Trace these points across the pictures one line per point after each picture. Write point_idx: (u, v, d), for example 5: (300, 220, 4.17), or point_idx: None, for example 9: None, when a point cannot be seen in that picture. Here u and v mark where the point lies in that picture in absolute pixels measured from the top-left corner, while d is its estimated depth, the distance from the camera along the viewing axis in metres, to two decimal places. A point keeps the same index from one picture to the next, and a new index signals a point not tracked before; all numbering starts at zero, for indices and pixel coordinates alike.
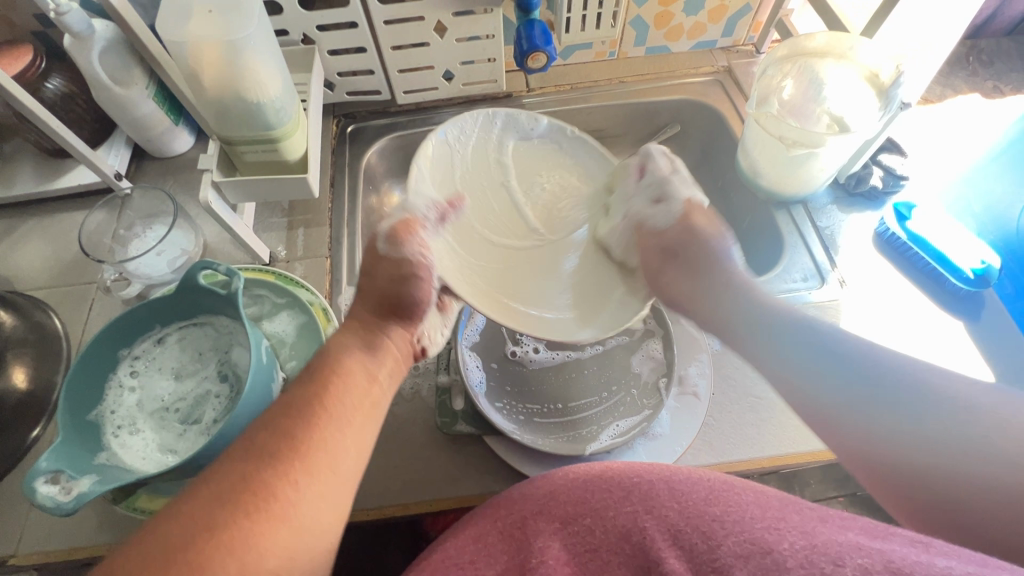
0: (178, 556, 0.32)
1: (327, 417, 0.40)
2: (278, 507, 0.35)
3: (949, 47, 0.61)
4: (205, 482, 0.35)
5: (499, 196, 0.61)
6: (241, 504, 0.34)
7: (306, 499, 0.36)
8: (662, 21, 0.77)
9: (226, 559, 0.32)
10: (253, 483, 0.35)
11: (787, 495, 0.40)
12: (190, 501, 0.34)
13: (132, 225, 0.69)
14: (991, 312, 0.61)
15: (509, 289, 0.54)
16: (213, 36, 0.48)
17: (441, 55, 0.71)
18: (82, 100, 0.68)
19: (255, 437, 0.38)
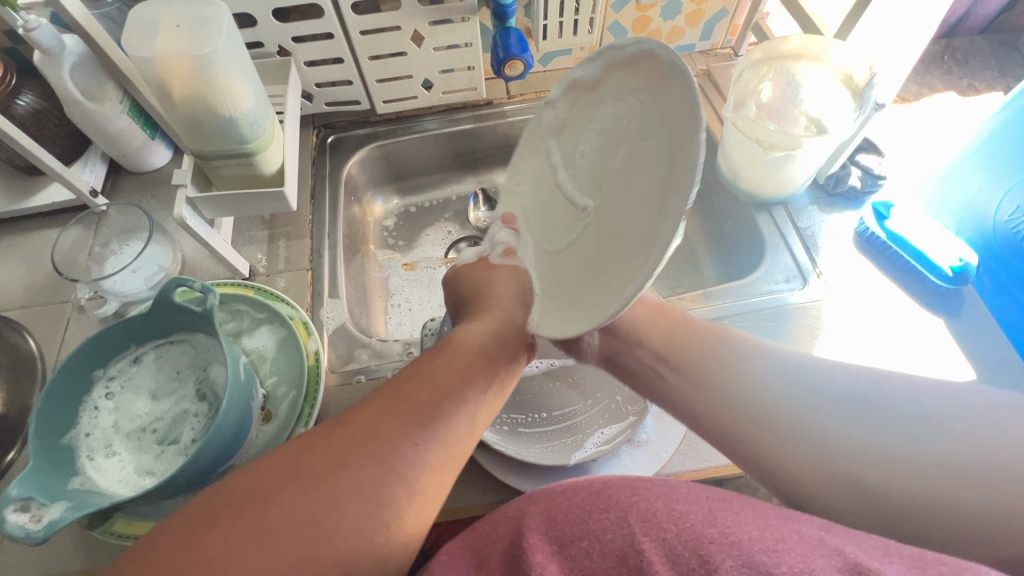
0: (312, 484, 0.34)
1: (457, 394, 0.41)
2: (404, 463, 0.36)
3: (910, 62, 0.62)
4: (343, 430, 0.37)
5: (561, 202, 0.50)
6: (370, 451, 0.36)
7: (427, 460, 0.37)
8: (640, 26, 0.77)
9: (347, 504, 0.34)
10: (383, 438, 0.37)
11: (789, 519, 0.36)
12: (328, 446, 0.36)
13: (109, 242, 0.67)
14: (970, 308, 0.62)
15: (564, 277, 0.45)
16: (184, 51, 0.48)
17: (419, 64, 0.71)
18: (54, 116, 0.67)
19: (391, 390, 0.40)
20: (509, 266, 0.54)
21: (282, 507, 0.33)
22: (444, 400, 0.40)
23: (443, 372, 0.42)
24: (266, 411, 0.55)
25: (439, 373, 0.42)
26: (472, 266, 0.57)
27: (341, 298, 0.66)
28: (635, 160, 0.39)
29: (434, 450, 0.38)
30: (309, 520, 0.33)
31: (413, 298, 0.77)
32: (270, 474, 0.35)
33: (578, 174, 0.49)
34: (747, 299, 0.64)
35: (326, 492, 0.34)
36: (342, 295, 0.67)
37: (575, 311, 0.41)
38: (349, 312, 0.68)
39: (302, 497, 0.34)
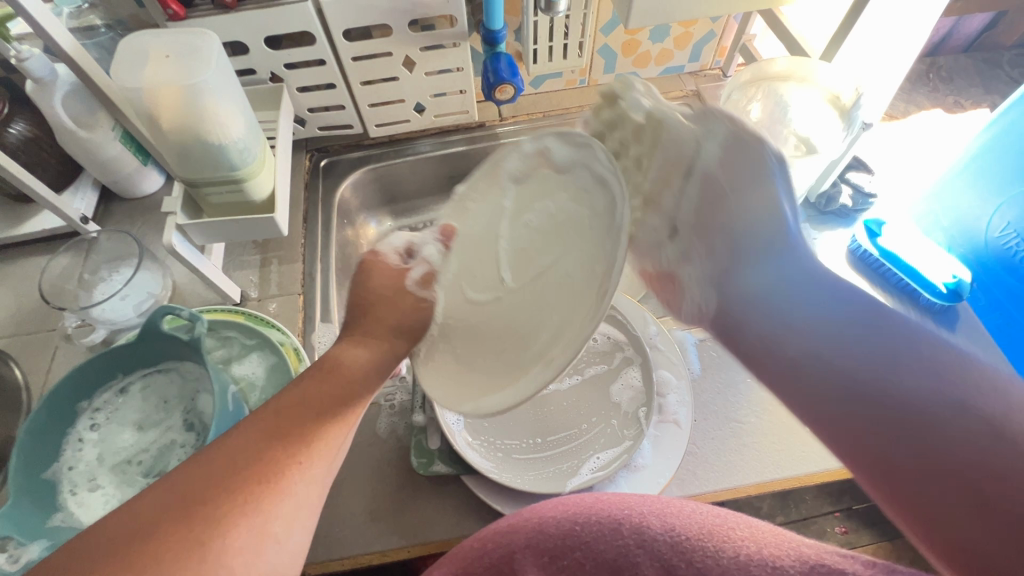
0: (197, 508, 0.30)
1: (338, 414, 0.38)
2: (285, 484, 0.33)
3: (895, 86, 0.63)
4: (220, 453, 0.33)
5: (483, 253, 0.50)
6: (252, 474, 0.32)
7: (311, 483, 0.34)
8: (629, 49, 0.78)
9: (237, 525, 0.30)
10: (262, 461, 0.33)
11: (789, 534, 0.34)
12: (208, 469, 0.32)
13: (98, 269, 0.67)
14: (965, 323, 0.62)
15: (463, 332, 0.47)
16: (173, 80, 0.48)
17: (412, 89, 0.71)
18: (47, 144, 0.67)
19: (272, 410, 0.36)
20: (416, 296, 0.49)
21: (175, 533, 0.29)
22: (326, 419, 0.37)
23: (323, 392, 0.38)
24: None
25: (312, 394, 0.38)
26: (385, 271, 0.51)
27: (333, 322, 0.66)
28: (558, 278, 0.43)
29: (320, 467, 0.35)
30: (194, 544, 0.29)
31: None
32: (149, 503, 0.30)
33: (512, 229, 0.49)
34: None
35: (210, 520, 0.30)
36: (334, 319, 0.66)
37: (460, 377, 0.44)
38: (342, 336, 0.67)
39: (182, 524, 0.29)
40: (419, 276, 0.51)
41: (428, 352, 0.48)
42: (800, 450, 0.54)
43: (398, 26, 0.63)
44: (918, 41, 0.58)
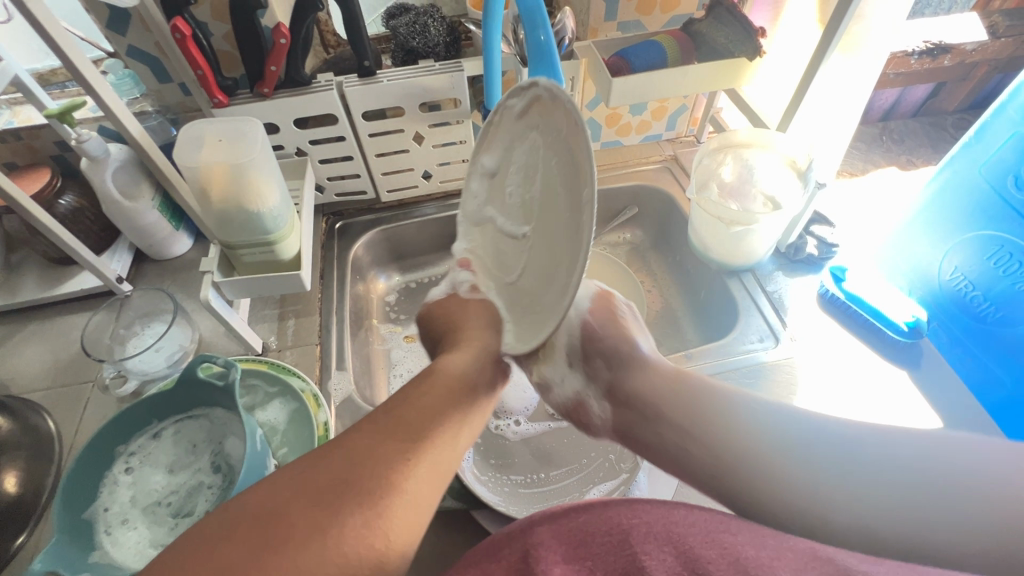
0: (322, 497, 0.36)
1: (442, 418, 0.44)
2: (403, 480, 0.38)
3: (840, 158, 0.71)
4: (341, 454, 0.39)
5: (510, 247, 0.55)
6: (369, 468, 0.38)
7: (418, 477, 0.39)
8: (612, 120, 0.88)
9: (355, 510, 0.36)
10: (378, 455, 0.39)
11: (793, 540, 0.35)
12: (333, 456, 0.39)
13: (131, 324, 0.72)
14: (928, 359, 0.68)
15: (523, 298, 0.51)
16: (223, 160, 0.56)
17: (421, 159, 0.80)
18: (91, 212, 0.74)
19: (384, 419, 0.42)
20: (476, 300, 0.58)
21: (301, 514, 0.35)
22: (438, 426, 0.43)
23: (423, 398, 0.45)
24: None
25: (422, 407, 0.44)
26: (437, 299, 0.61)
27: (348, 370, 0.71)
28: (551, 206, 0.46)
29: (426, 469, 0.40)
30: (314, 532, 0.34)
31: (415, 368, 0.81)
32: (276, 492, 0.36)
33: (511, 210, 0.54)
34: (726, 358, 0.70)
35: (332, 505, 0.35)
36: (348, 366, 0.71)
37: (537, 320, 0.47)
38: (355, 383, 0.72)
39: (312, 510, 0.35)
40: (466, 287, 0.60)
41: (512, 336, 0.52)
42: None
43: (411, 107, 0.72)
44: (851, 122, 0.67)
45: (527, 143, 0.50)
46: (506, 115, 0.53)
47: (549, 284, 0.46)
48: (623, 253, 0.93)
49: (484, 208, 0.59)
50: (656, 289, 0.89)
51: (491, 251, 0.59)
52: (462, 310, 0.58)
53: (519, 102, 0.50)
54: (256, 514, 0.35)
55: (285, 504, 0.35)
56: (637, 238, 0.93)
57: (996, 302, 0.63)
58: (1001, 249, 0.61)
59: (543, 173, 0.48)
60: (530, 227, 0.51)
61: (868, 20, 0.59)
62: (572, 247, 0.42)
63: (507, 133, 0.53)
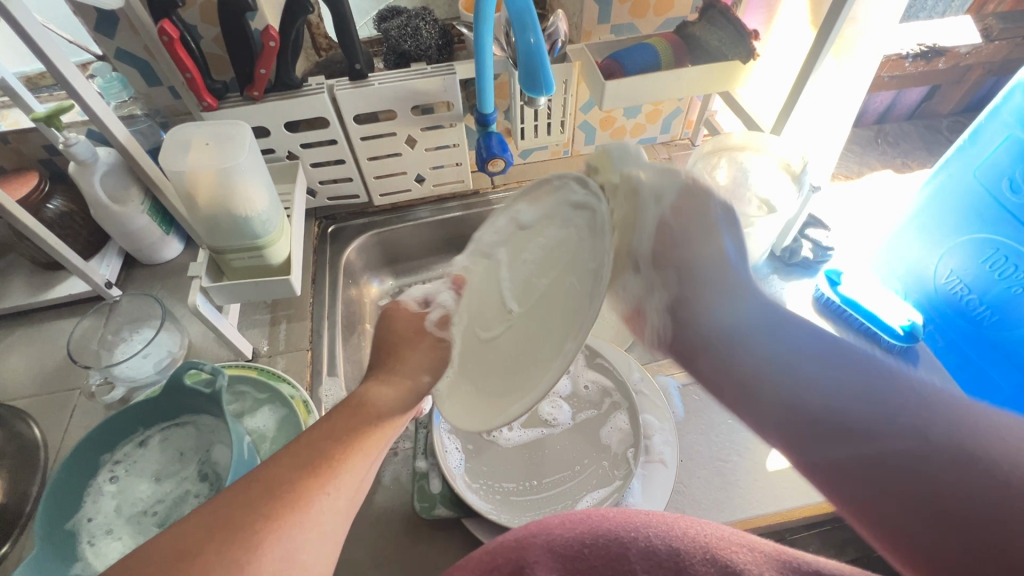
0: (238, 532, 0.33)
1: (361, 445, 0.41)
2: (314, 510, 0.36)
3: (833, 162, 0.72)
4: (260, 481, 0.36)
5: (492, 302, 0.53)
6: (284, 497, 0.35)
7: (334, 509, 0.37)
8: (607, 123, 0.88)
9: (272, 543, 0.33)
10: (297, 488, 0.36)
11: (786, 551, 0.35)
12: (249, 492, 0.35)
13: (119, 330, 0.71)
14: (925, 363, 0.66)
15: (479, 364, 0.50)
16: (209, 164, 0.55)
17: (414, 162, 0.79)
18: (80, 217, 0.73)
19: (300, 446, 0.40)
20: (434, 338, 0.53)
21: (217, 549, 0.32)
22: (354, 449, 0.41)
23: (351, 431, 0.42)
24: None
25: (343, 433, 0.41)
26: (406, 314, 0.56)
27: (339, 376, 0.70)
28: (551, 306, 0.46)
29: (342, 498, 0.38)
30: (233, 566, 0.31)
31: None
32: (191, 525, 0.33)
33: (515, 274, 0.52)
34: None
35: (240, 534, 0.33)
36: (339, 372, 0.70)
37: (485, 404, 0.46)
38: (347, 389, 0.71)
39: (222, 545, 0.32)
40: (436, 318, 0.55)
41: (448, 387, 0.51)
42: (781, 486, 0.58)
43: (402, 111, 0.71)
44: (845, 124, 0.68)
45: (562, 234, 0.48)
46: (550, 193, 0.50)
47: (515, 378, 0.45)
48: None
49: (495, 248, 0.55)
50: None
51: (481, 288, 0.55)
52: (416, 342, 0.53)
53: (577, 194, 0.47)
54: (169, 551, 0.31)
55: (201, 538, 0.32)
56: None
57: (992, 306, 0.62)
58: (996, 253, 0.61)
59: (563, 265, 0.47)
60: (522, 309, 0.49)
61: (860, 25, 0.59)
62: (548, 362, 0.42)
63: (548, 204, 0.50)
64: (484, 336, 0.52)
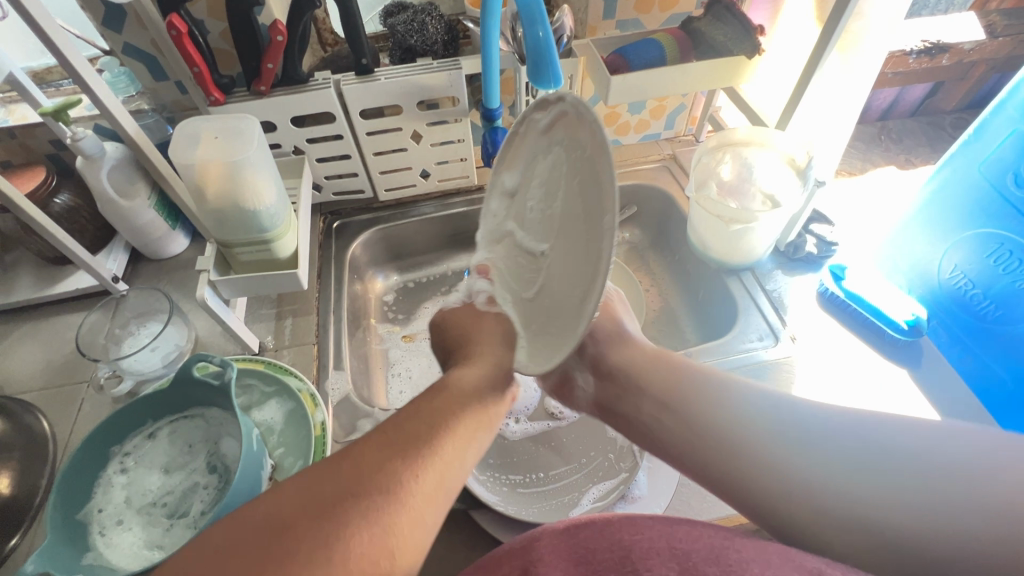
0: (335, 509, 0.32)
1: (449, 427, 0.40)
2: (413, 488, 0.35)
3: (837, 157, 0.72)
4: (349, 459, 0.35)
5: (530, 263, 0.53)
6: (374, 482, 0.34)
7: (433, 489, 0.36)
8: (611, 120, 0.88)
9: (364, 525, 0.32)
10: (390, 466, 0.35)
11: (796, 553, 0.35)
12: (345, 466, 0.35)
13: (126, 324, 0.72)
14: (928, 358, 0.68)
15: (539, 314, 0.49)
16: (217, 157, 0.56)
17: (419, 158, 0.80)
18: (87, 212, 0.74)
19: (390, 426, 0.38)
20: (493, 313, 0.55)
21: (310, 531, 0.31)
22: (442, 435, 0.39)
23: (437, 411, 0.41)
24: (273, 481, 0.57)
25: (432, 414, 0.41)
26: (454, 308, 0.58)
27: (345, 369, 0.70)
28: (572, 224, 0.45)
29: (434, 479, 0.36)
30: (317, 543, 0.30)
31: (413, 367, 0.81)
32: (287, 498, 0.33)
33: (533, 226, 0.52)
34: (726, 357, 0.69)
35: (337, 516, 0.32)
36: (346, 366, 0.71)
37: (554, 336, 0.44)
38: (353, 383, 0.71)
39: (317, 524, 0.31)
40: (482, 299, 0.57)
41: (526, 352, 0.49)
42: None
43: (408, 106, 0.72)
44: (849, 121, 0.67)
45: (552, 158, 0.49)
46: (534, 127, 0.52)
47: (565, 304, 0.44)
48: (623, 252, 0.92)
49: (505, 222, 0.58)
50: (655, 288, 0.88)
51: (508, 265, 0.57)
52: (476, 323, 0.54)
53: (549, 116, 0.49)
54: (266, 527, 0.31)
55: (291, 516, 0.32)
56: (636, 238, 0.93)
57: (995, 300, 0.63)
58: (1001, 247, 0.61)
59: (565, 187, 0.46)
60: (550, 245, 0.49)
61: (867, 19, 0.59)
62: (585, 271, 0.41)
63: (529, 154, 0.53)
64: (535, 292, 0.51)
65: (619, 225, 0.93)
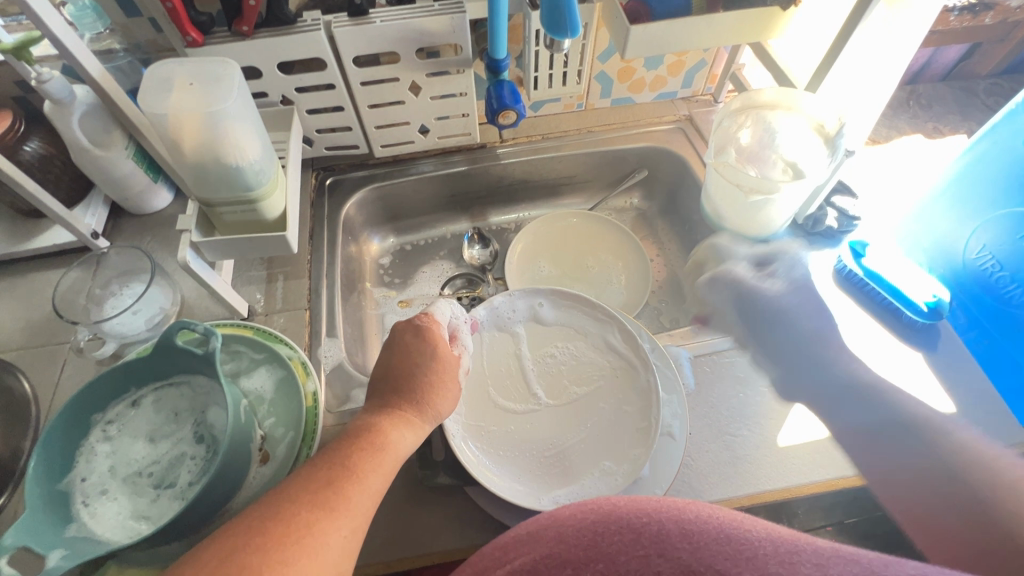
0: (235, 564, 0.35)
1: (357, 472, 0.44)
2: (320, 537, 0.39)
3: (869, 124, 0.68)
4: (275, 517, 0.39)
5: (516, 374, 0.63)
6: (268, 534, 0.37)
7: (339, 540, 0.39)
8: (625, 75, 0.82)
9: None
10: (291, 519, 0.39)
11: (800, 534, 0.36)
12: (244, 528, 0.38)
13: (108, 283, 0.68)
14: (945, 341, 0.65)
15: (498, 421, 0.60)
16: (192, 107, 0.50)
17: (417, 111, 0.74)
18: (60, 161, 0.68)
19: (315, 479, 0.42)
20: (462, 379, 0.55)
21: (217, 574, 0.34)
22: (346, 484, 0.42)
23: (351, 465, 0.44)
24: (264, 453, 0.55)
25: (349, 456, 0.44)
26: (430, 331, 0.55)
27: (338, 337, 0.68)
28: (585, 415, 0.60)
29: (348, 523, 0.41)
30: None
31: None
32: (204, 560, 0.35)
33: (541, 364, 0.64)
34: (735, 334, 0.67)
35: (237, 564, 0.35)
36: (339, 333, 0.68)
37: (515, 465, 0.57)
38: (346, 350, 0.69)
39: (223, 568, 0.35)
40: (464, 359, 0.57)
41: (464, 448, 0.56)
42: (791, 463, 0.57)
43: (406, 53, 0.65)
44: (887, 86, 0.62)
45: (581, 347, 0.64)
46: (582, 311, 0.66)
47: (526, 460, 0.57)
48: (629, 220, 0.89)
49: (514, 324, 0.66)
50: (663, 258, 0.86)
51: (498, 361, 0.64)
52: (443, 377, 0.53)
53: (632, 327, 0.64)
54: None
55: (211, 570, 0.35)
56: (644, 205, 0.89)
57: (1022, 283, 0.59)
58: None
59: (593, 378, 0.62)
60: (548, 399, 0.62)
61: None
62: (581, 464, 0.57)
63: (575, 325, 0.66)
64: (502, 401, 0.61)
65: (628, 190, 0.89)
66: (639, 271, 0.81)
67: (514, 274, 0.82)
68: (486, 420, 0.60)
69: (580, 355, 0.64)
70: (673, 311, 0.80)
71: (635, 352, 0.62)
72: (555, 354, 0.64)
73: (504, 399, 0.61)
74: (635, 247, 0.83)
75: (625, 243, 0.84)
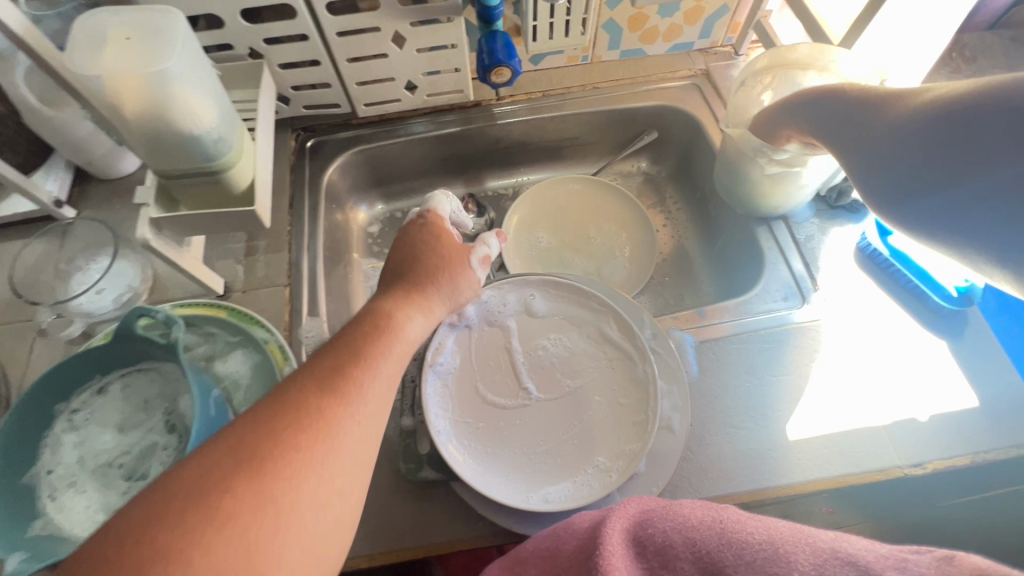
0: (254, 458, 0.32)
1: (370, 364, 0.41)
2: (339, 431, 0.35)
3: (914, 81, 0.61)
4: (288, 407, 0.35)
5: (506, 366, 0.59)
6: (288, 422, 0.34)
7: (360, 435, 0.37)
8: (636, 23, 0.73)
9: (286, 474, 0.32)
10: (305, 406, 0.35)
11: (805, 527, 0.31)
12: (265, 414, 0.35)
13: (74, 257, 0.63)
14: (973, 330, 0.60)
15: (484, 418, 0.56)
16: (132, 67, 0.44)
17: (402, 67, 0.67)
18: (12, 123, 0.61)
19: (326, 367, 0.39)
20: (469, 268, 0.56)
21: (235, 471, 0.31)
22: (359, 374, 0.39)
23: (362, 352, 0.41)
24: None
25: (359, 342, 0.42)
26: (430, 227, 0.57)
27: (321, 316, 0.63)
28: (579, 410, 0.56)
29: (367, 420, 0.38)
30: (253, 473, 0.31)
31: None
32: (217, 449, 0.32)
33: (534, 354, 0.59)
34: (746, 318, 0.62)
35: (254, 456, 0.32)
36: (321, 312, 0.64)
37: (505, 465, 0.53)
38: (330, 329, 0.65)
39: (239, 465, 0.31)
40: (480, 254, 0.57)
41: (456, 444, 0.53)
42: (797, 459, 0.54)
43: None
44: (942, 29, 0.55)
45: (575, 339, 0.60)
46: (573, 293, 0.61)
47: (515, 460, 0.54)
48: (636, 185, 0.83)
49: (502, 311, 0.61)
50: (672, 228, 0.80)
51: (488, 352, 0.59)
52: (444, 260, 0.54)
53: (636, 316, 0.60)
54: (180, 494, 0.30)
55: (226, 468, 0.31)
56: (653, 170, 0.82)
57: None
58: None
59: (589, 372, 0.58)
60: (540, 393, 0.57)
61: None
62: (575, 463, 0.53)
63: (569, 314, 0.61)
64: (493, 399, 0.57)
65: (634, 154, 0.82)
66: (645, 245, 0.76)
67: (510, 245, 0.77)
68: (473, 416, 0.55)
69: (575, 343, 0.59)
70: (681, 288, 0.75)
71: (631, 342, 0.58)
72: (548, 346, 0.60)
73: (493, 396, 0.57)
74: (642, 218, 0.77)
75: (631, 215, 0.78)
